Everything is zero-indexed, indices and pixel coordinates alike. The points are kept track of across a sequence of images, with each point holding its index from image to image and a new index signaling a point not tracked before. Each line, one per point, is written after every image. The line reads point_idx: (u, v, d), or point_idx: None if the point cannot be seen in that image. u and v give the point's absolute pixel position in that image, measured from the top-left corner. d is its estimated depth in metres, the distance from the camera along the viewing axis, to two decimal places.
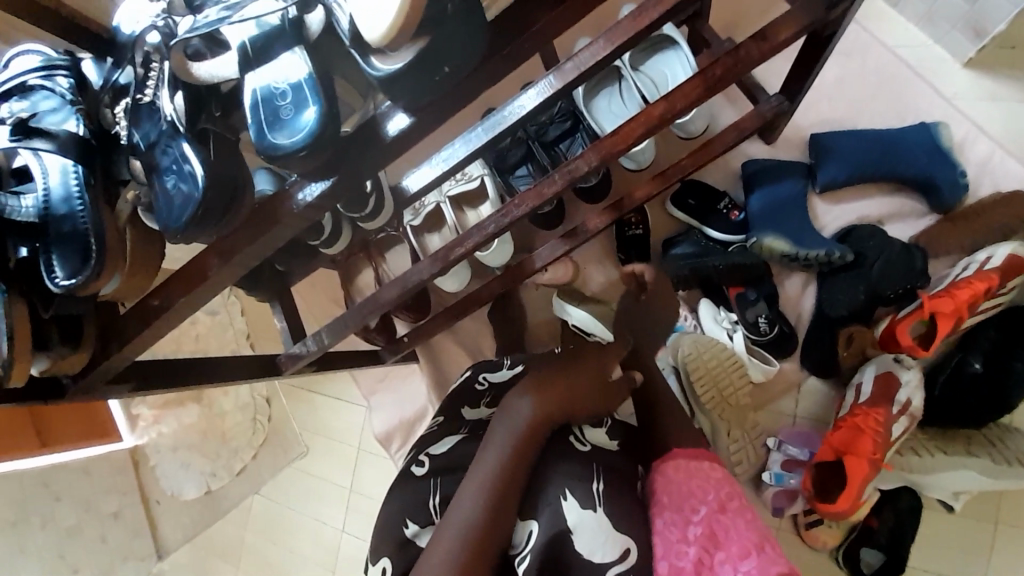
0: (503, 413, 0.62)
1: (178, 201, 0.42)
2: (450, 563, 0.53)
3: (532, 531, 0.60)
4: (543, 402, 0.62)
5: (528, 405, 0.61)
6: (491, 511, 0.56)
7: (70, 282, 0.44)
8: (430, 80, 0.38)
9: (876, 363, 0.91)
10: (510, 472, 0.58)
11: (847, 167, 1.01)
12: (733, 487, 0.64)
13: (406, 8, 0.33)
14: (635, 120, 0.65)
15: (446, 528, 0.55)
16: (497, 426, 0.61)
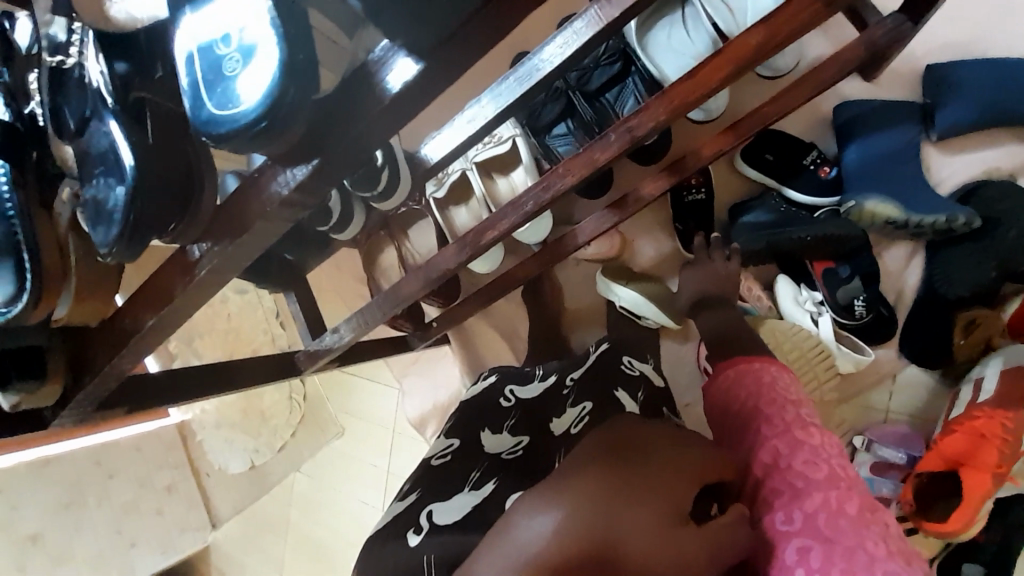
0: (506, 525, 0.36)
1: (106, 205, 0.32)
2: None
3: None
4: (575, 525, 0.35)
5: (546, 524, 0.35)
6: None
7: (8, 310, 0.35)
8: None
9: (1005, 355, 0.74)
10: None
11: (978, 104, 0.79)
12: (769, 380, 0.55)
13: None
14: (719, 57, 0.47)
15: None
16: (491, 544, 0.36)
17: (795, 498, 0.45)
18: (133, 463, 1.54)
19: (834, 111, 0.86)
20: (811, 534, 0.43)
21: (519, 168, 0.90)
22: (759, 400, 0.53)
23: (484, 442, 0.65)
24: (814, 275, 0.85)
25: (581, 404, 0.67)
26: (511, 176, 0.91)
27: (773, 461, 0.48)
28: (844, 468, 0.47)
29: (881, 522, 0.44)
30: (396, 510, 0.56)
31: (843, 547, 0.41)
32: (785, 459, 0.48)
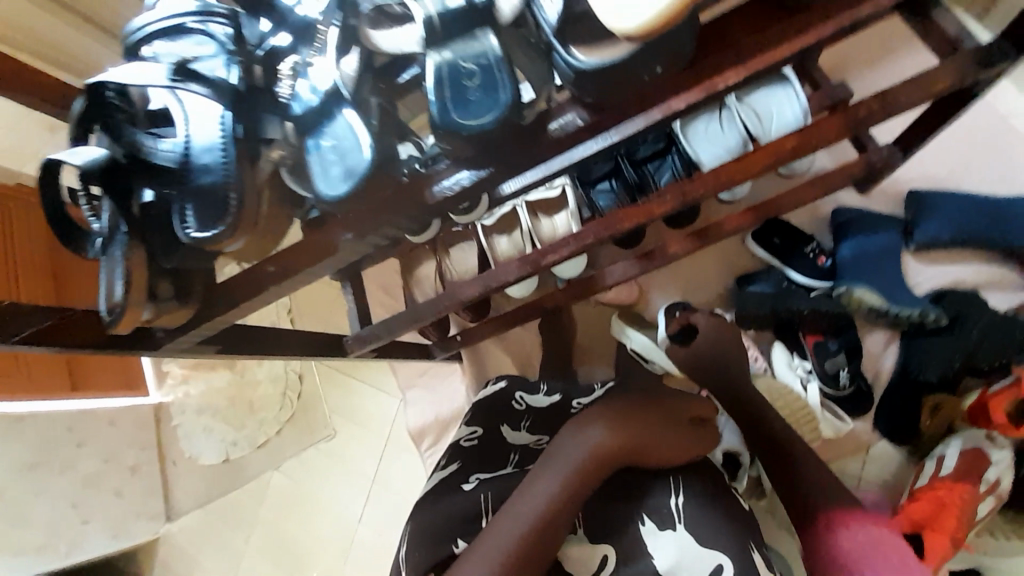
0: (570, 433, 0.61)
1: (336, 171, 0.41)
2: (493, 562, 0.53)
3: (606, 557, 0.62)
4: (615, 433, 0.60)
5: (598, 432, 0.60)
6: (545, 518, 0.56)
7: (203, 235, 0.43)
8: (638, 81, 0.36)
9: (964, 437, 0.85)
10: (568, 504, 0.57)
11: (949, 227, 0.95)
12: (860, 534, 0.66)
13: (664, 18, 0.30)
14: (762, 151, 0.65)
15: (498, 528, 0.55)
16: (562, 445, 0.60)
17: None
18: (105, 434, 1.52)
19: (832, 213, 1.03)
20: None
21: (563, 212, 1.02)
22: (898, 565, 0.64)
23: (510, 438, 0.74)
24: (805, 347, 0.97)
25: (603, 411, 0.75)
26: (555, 219, 1.03)
27: None
28: None
29: None
30: (438, 478, 0.69)
31: None
32: None
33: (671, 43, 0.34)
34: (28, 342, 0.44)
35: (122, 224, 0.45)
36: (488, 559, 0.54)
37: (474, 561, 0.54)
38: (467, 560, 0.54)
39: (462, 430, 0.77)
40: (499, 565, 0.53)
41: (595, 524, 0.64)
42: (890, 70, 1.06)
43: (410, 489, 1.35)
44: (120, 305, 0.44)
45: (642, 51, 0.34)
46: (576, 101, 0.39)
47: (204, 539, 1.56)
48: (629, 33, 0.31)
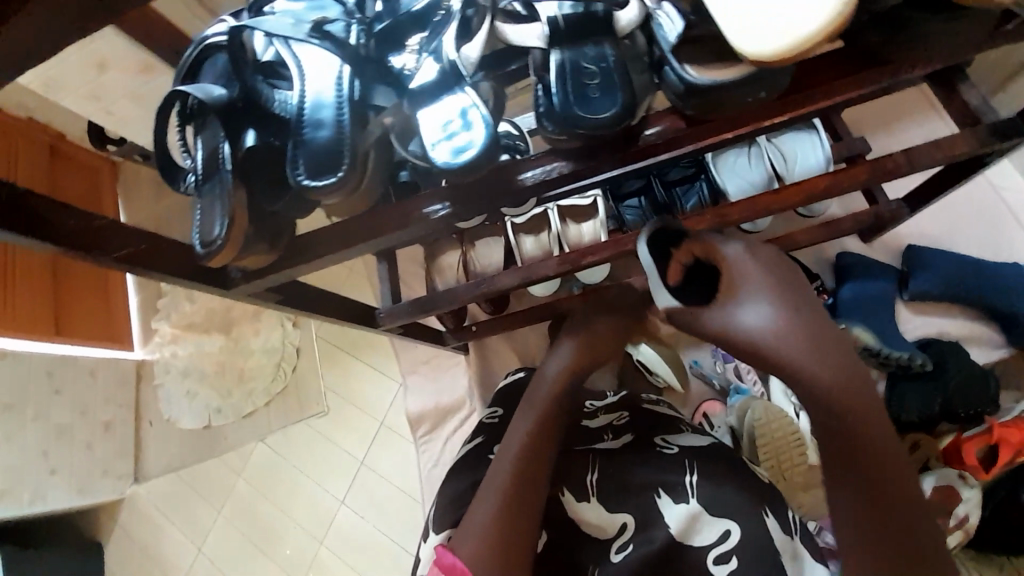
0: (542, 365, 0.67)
1: (457, 143, 0.45)
2: (492, 503, 0.58)
3: (625, 524, 0.67)
4: (577, 351, 0.65)
5: (564, 354, 0.65)
6: (530, 446, 0.62)
7: (311, 183, 0.45)
8: (741, 102, 0.41)
9: (938, 475, 0.90)
10: (540, 443, 0.62)
11: (940, 282, 1.03)
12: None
13: (800, 50, 0.33)
14: (799, 185, 0.72)
15: (497, 470, 0.61)
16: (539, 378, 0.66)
17: None
18: (84, 384, 1.47)
19: (837, 256, 1.10)
20: None
21: (590, 221, 1.05)
22: None
23: None
24: None
25: (617, 413, 0.80)
26: (582, 226, 1.05)
27: None
28: None
29: None
30: (466, 450, 0.74)
31: None
32: None
33: (778, 75, 0.39)
34: (120, 263, 0.46)
35: (227, 163, 0.47)
36: (483, 517, 0.58)
37: (474, 521, 0.58)
38: (466, 519, 0.60)
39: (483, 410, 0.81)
40: (492, 515, 0.58)
41: (609, 494, 0.69)
42: (902, 134, 1.16)
43: (403, 477, 1.33)
44: (219, 243, 0.46)
45: (751, 78, 0.39)
46: (679, 113, 0.43)
47: (172, 505, 1.50)
48: (763, 58, 0.34)
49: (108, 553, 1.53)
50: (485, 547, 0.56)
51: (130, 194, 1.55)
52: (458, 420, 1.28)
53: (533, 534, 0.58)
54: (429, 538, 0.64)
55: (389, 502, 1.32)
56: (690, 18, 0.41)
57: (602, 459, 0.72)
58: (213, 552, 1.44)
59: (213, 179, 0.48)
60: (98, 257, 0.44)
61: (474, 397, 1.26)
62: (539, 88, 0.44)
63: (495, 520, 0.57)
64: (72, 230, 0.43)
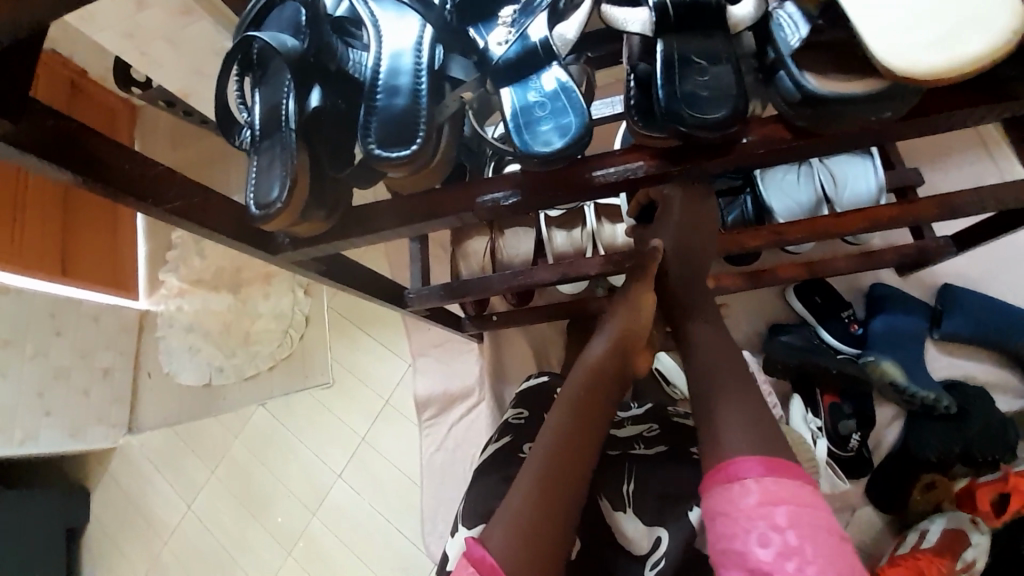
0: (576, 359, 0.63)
1: (546, 130, 0.43)
2: (531, 494, 0.51)
3: (660, 538, 0.65)
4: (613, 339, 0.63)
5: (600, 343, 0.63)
6: (571, 430, 0.56)
7: (381, 152, 0.42)
8: (861, 122, 0.38)
9: (949, 517, 0.91)
10: (579, 435, 0.55)
11: (975, 325, 1.01)
12: (774, 505, 0.47)
13: (953, 73, 0.33)
14: (862, 213, 0.70)
15: (531, 462, 0.54)
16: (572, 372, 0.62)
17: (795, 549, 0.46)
18: (86, 329, 1.44)
19: (871, 287, 1.08)
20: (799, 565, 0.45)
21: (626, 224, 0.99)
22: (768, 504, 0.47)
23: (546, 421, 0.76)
24: (821, 405, 1.02)
25: (645, 424, 0.77)
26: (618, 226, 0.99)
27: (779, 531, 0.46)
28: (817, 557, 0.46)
29: None
30: (492, 447, 0.72)
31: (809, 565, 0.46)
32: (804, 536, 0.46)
33: (911, 96, 0.37)
34: (167, 214, 0.43)
35: (291, 121, 0.44)
36: (516, 507, 0.51)
37: (505, 512, 0.51)
38: (496, 517, 0.52)
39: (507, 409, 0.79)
40: (527, 500, 0.51)
41: (646, 509, 0.67)
42: (953, 170, 1.12)
43: (403, 456, 1.31)
44: (277, 206, 0.43)
45: (877, 96, 0.37)
46: (784, 123, 0.40)
47: (164, 460, 1.48)
48: (918, 75, 0.33)
49: (94, 499, 1.50)
50: (518, 538, 0.49)
51: (147, 143, 1.51)
52: (465, 408, 1.26)
53: (570, 532, 0.51)
54: (458, 532, 0.64)
55: (387, 480, 1.31)
56: (816, 23, 0.38)
57: (636, 468, 0.71)
58: (201, 511, 1.42)
59: (272, 137, 0.46)
60: (150, 205, 0.42)
61: (484, 387, 1.24)
62: (634, 78, 0.44)
63: (530, 510, 0.50)
64: (121, 170, 0.40)
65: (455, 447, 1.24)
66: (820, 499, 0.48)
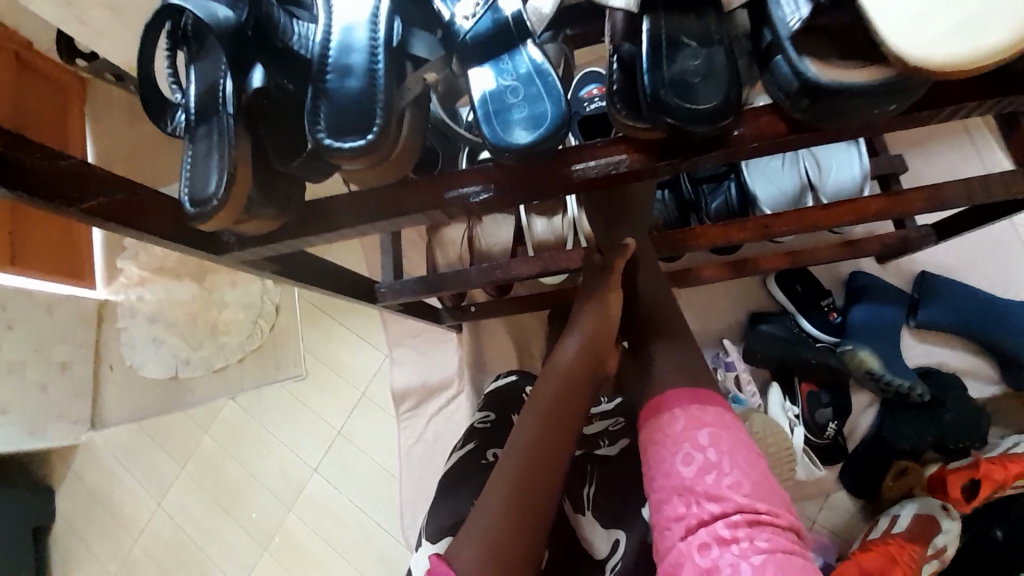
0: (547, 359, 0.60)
1: (522, 121, 0.39)
2: (499, 508, 0.49)
3: (618, 541, 0.61)
4: (586, 339, 0.59)
5: (572, 342, 0.60)
6: (542, 439, 0.52)
7: (332, 143, 0.37)
8: (866, 114, 0.35)
9: (920, 502, 0.95)
10: (549, 444, 0.52)
11: (948, 313, 1.03)
12: (697, 428, 0.52)
13: (970, 65, 0.30)
14: (848, 205, 0.69)
15: (499, 473, 0.51)
16: (542, 373, 0.58)
17: (716, 464, 0.50)
18: (39, 321, 1.35)
19: (850, 275, 1.08)
20: (724, 477, 0.49)
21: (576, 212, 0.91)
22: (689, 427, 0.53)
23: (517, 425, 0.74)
24: (799, 393, 1.03)
25: (611, 419, 0.73)
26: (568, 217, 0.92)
27: (702, 445, 0.51)
28: (749, 480, 0.50)
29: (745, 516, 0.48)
30: (457, 456, 0.69)
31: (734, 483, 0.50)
32: (727, 456, 0.51)
33: (921, 88, 0.34)
34: (87, 215, 0.38)
35: (228, 106, 0.39)
36: (483, 523, 0.49)
37: (473, 528, 0.49)
38: (465, 531, 0.49)
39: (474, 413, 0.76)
40: (496, 514, 0.49)
41: (604, 509, 0.63)
42: (936, 158, 1.11)
43: (380, 448, 1.29)
44: (215, 202, 0.38)
45: (883, 88, 0.34)
46: (779, 114, 0.37)
47: (129, 457, 1.42)
48: (933, 66, 0.30)
49: (58, 498, 1.43)
50: (486, 554, 0.47)
51: (100, 123, 1.39)
52: (444, 400, 1.23)
53: (540, 545, 0.49)
54: (421, 547, 0.60)
55: (364, 473, 1.28)
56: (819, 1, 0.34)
57: (598, 469, 0.67)
58: (173, 508, 1.37)
59: (208, 122, 0.40)
60: (63, 205, 0.36)
61: (464, 378, 1.21)
62: (616, 61, 0.39)
63: (498, 525, 0.48)
64: (19, 165, 0.34)
65: (435, 439, 1.22)
66: (739, 423, 0.54)
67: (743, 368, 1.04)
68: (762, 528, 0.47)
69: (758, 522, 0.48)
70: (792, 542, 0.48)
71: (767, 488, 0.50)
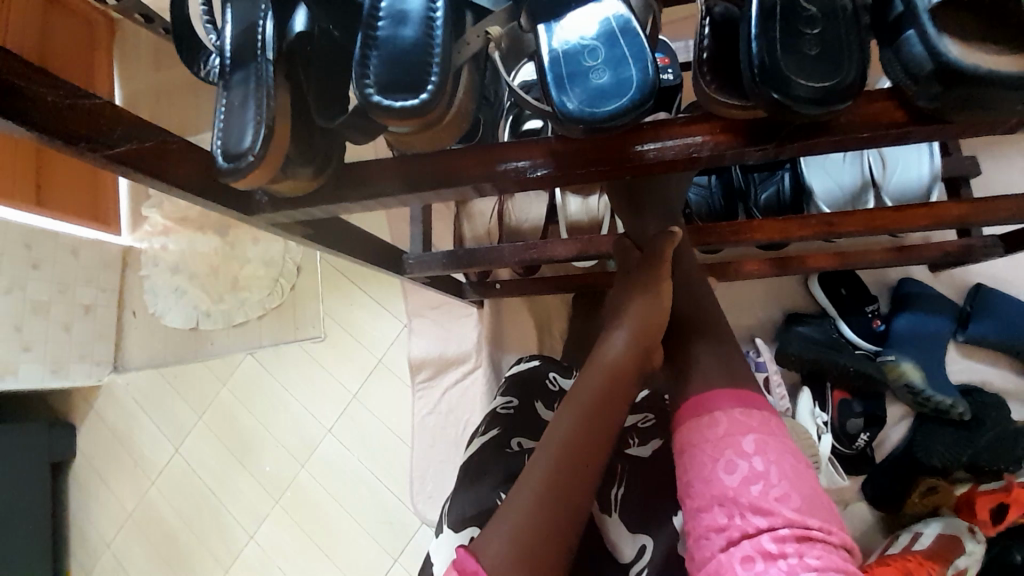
0: (592, 352, 0.57)
1: (601, 88, 0.34)
2: (533, 503, 0.49)
3: (645, 546, 0.60)
4: (637, 340, 0.56)
5: (620, 339, 0.56)
6: (581, 437, 0.51)
7: (381, 100, 0.33)
8: (1006, 108, 0.30)
9: (945, 522, 0.92)
10: (589, 442, 0.51)
11: (1003, 330, 0.96)
12: (741, 434, 0.49)
13: None
14: (923, 207, 0.64)
15: (533, 468, 0.51)
16: (586, 370, 0.56)
17: (762, 474, 0.48)
18: (65, 263, 1.36)
19: (899, 282, 1.02)
20: (771, 489, 0.47)
21: (597, 197, 0.89)
22: (732, 432, 0.50)
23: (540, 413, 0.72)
24: (830, 400, 0.99)
25: (641, 413, 0.70)
26: (589, 200, 0.88)
27: (749, 453, 0.48)
28: (799, 492, 0.47)
29: (795, 530, 0.46)
30: (478, 442, 0.68)
31: (781, 494, 0.47)
32: (775, 466, 0.48)
33: None
34: (111, 161, 0.35)
35: (267, 51, 0.35)
36: (515, 517, 0.48)
37: (503, 522, 0.48)
38: (496, 522, 0.49)
39: (496, 397, 0.74)
40: (531, 509, 0.48)
41: (627, 507, 0.62)
42: (1010, 161, 1.02)
43: (394, 415, 1.29)
44: (251, 157, 0.35)
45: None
46: (899, 100, 0.32)
47: (149, 402, 1.45)
48: None
49: (80, 434, 1.48)
50: (519, 547, 0.46)
51: (127, 67, 1.34)
52: (460, 374, 1.22)
53: (573, 542, 0.48)
54: (443, 534, 0.60)
55: (377, 438, 1.29)
56: None
57: (629, 470, 0.65)
58: (189, 455, 1.40)
59: (245, 68, 0.36)
60: (86, 149, 0.34)
61: (483, 355, 1.20)
62: (707, 23, 0.34)
63: (533, 521, 0.48)
64: (41, 102, 0.31)
65: (449, 411, 1.21)
66: (785, 430, 0.51)
67: (774, 370, 0.99)
68: (812, 545, 0.45)
69: (808, 538, 0.46)
70: (843, 560, 0.46)
71: (817, 501, 0.48)
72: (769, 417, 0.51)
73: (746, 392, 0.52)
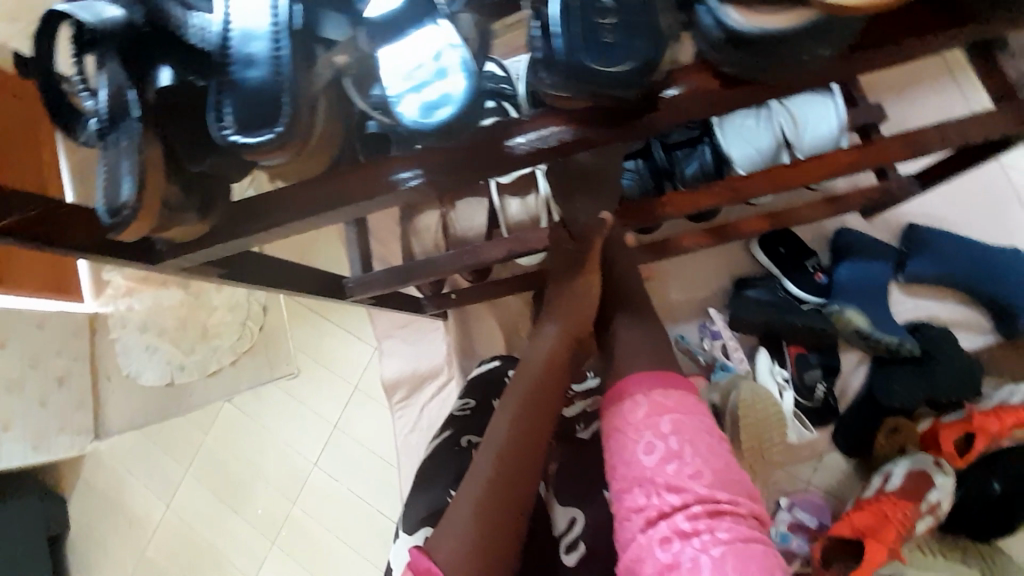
0: (526, 344, 0.59)
1: (437, 98, 0.37)
2: (474, 498, 0.50)
3: (576, 519, 0.62)
4: (565, 327, 0.59)
5: (551, 329, 0.59)
6: (518, 426, 0.53)
7: (240, 139, 0.35)
8: (794, 62, 0.33)
9: (913, 459, 0.94)
10: (525, 431, 0.53)
11: (939, 265, 1.00)
12: (659, 415, 0.51)
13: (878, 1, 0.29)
14: (821, 161, 0.67)
15: (477, 466, 0.52)
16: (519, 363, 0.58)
17: (678, 454, 0.49)
18: (31, 337, 1.36)
19: (836, 233, 1.05)
20: (685, 468, 0.49)
21: (533, 193, 0.91)
22: (651, 415, 0.51)
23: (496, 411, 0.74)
24: (787, 356, 1.02)
25: (591, 399, 0.74)
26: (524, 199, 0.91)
27: (665, 434, 0.50)
28: (711, 470, 0.49)
29: (705, 507, 0.47)
30: (433, 446, 0.70)
31: (696, 473, 0.49)
32: (690, 446, 0.50)
33: (850, 31, 0.32)
34: None
35: (133, 109, 0.37)
36: (462, 516, 0.49)
37: (450, 523, 0.50)
38: (445, 523, 0.50)
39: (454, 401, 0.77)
40: (476, 503, 0.50)
41: (582, 487, 0.64)
42: (919, 102, 1.07)
43: (375, 440, 1.30)
44: (129, 210, 0.37)
45: (811, 33, 0.32)
46: (711, 70, 0.35)
47: (134, 463, 1.44)
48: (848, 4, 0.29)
49: (71, 505, 1.46)
50: (463, 542, 0.48)
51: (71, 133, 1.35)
52: (435, 387, 1.23)
53: (517, 529, 0.50)
54: (400, 539, 0.61)
55: (362, 464, 1.30)
56: None
57: (577, 451, 0.67)
58: (180, 510, 1.40)
59: (116, 128, 0.38)
60: None
61: (455, 365, 1.21)
62: (537, 27, 0.34)
63: (478, 519, 0.49)
64: None
65: (428, 426, 1.22)
66: (704, 408, 0.53)
67: (729, 336, 1.03)
68: (722, 518, 0.47)
69: (718, 512, 0.47)
70: (751, 528, 0.48)
71: (730, 476, 0.50)
72: (688, 399, 0.52)
73: (666, 372, 0.54)
